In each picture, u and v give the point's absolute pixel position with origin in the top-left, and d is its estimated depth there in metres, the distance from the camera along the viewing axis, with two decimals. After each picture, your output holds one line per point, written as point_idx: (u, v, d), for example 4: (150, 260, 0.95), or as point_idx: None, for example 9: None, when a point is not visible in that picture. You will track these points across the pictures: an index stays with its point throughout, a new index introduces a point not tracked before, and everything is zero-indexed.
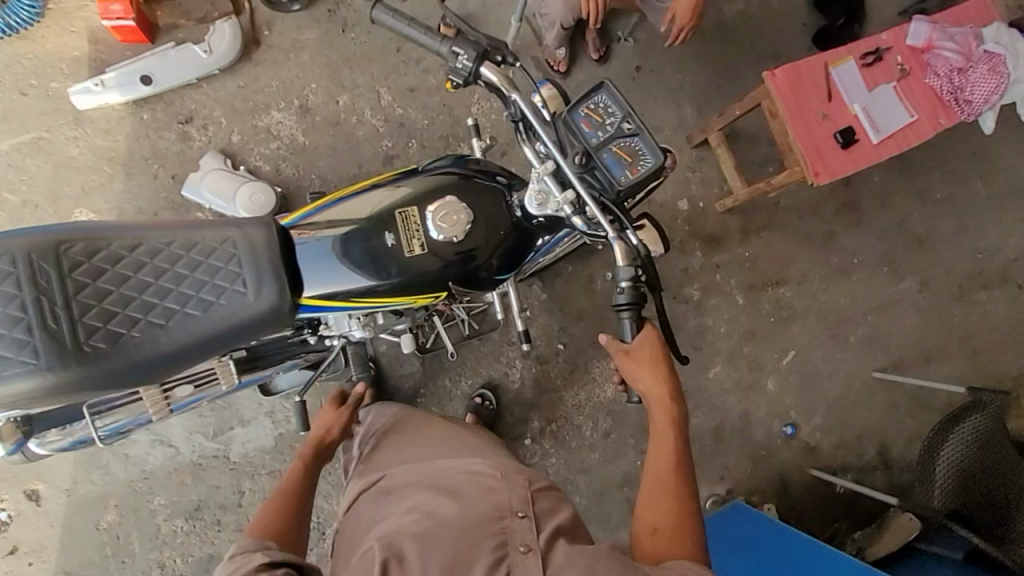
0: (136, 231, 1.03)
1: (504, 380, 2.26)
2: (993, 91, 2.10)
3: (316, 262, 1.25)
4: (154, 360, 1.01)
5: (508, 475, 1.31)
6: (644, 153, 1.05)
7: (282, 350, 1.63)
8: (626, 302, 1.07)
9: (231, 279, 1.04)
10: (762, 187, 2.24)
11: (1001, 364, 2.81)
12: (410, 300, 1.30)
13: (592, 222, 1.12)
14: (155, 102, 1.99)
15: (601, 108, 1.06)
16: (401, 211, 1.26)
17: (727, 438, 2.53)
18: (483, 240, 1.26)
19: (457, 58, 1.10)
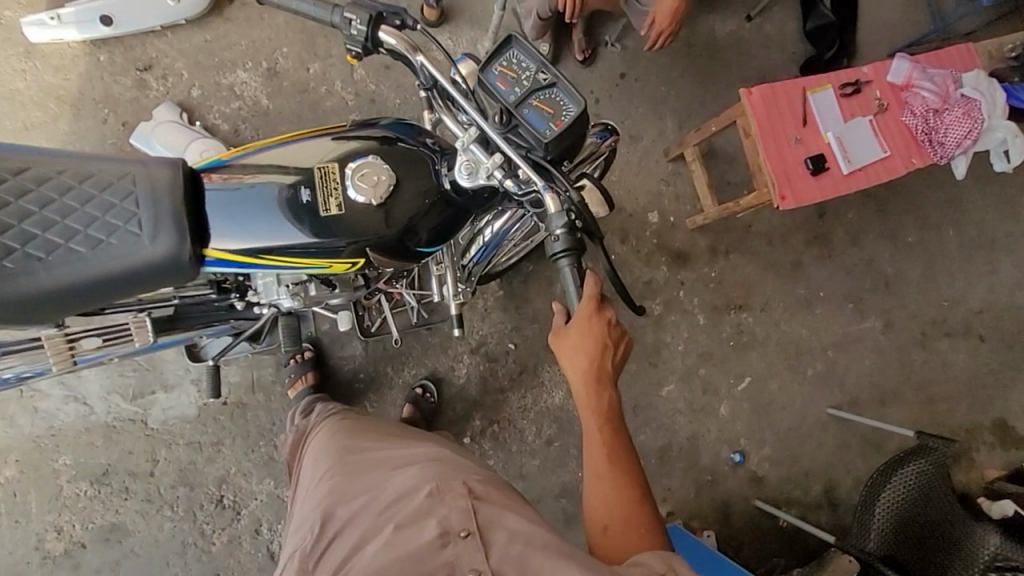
0: (28, 155, 0.96)
1: (449, 374, 2.18)
2: (966, 136, 2.10)
3: (225, 211, 1.17)
4: (25, 296, 0.92)
5: (445, 490, 1.19)
6: (565, 102, 0.99)
7: (207, 313, 1.53)
8: (563, 249, 0.98)
9: (125, 218, 0.96)
10: (731, 207, 2.21)
11: (955, 414, 2.80)
12: (325, 265, 1.24)
13: (525, 182, 1.06)
14: (114, 44, 1.92)
15: (514, 63, 1.00)
16: (321, 167, 1.19)
17: (672, 459, 2.47)
18: (407, 205, 1.19)
19: (351, 25, 1.05)
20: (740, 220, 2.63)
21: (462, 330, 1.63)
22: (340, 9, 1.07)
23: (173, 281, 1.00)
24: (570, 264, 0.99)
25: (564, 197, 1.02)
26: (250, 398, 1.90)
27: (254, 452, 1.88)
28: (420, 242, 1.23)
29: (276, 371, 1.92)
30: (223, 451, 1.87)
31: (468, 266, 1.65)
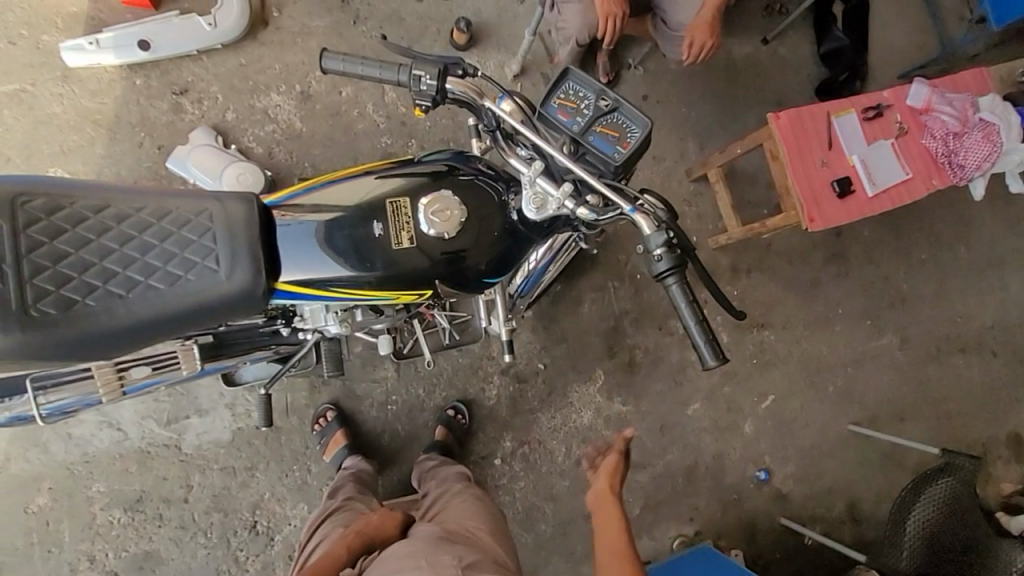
0: (105, 192, 0.97)
1: (479, 395, 2.18)
2: (986, 158, 2.16)
3: (298, 246, 1.18)
4: (107, 333, 0.93)
5: (435, 559, 1.30)
6: (630, 125, 0.97)
7: (252, 338, 1.52)
8: (669, 266, 0.92)
9: (203, 255, 0.96)
10: (757, 228, 2.24)
11: (971, 429, 2.83)
12: (393, 296, 1.25)
13: (601, 207, 1.02)
14: (150, 68, 1.92)
15: (573, 94, 0.98)
16: (392, 201, 1.20)
17: (699, 478, 2.43)
18: (476, 238, 1.20)
19: (419, 80, 0.97)
20: (761, 239, 2.66)
21: (513, 355, 1.63)
22: (402, 64, 0.98)
23: (247, 312, 1.00)
24: (676, 281, 0.92)
25: (651, 215, 0.97)
26: (283, 422, 1.90)
27: (288, 476, 1.87)
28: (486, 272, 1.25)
29: (310, 394, 1.94)
30: (257, 476, 1.85)
31: (513, 296, 1.70)
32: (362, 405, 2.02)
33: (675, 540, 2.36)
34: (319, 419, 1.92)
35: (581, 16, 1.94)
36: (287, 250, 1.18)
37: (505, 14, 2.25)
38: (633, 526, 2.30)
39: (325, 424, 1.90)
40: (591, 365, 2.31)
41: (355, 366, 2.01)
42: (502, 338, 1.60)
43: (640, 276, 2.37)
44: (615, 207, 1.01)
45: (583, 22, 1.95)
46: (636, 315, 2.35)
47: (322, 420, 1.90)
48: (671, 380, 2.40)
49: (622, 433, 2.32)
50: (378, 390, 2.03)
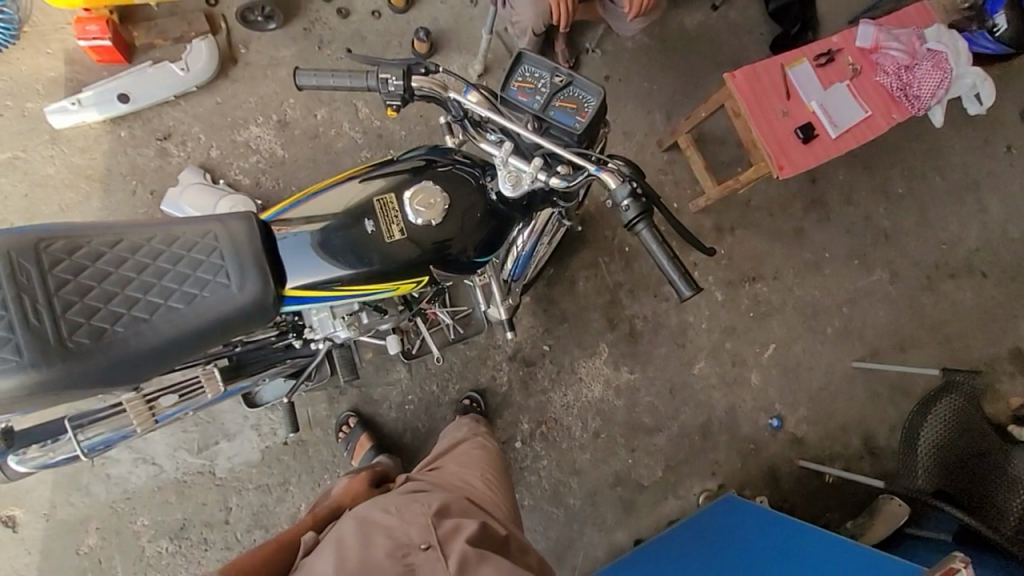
0: (117, 228, 1.09)
1: (491, 384, 2.25)
2: (939, 85, 2.24)
3: (299, 254, 1.27)
4: (138, 353, 1.05)
5: (406, 509, 1.31)
6: (585, 96, 1.05)
7: (266, 355, 1.62)
8: (637, 215, 1.00)
9: (213, 271, 1.09)
10: (732, 184, 2.32)
11: (972, 349, 2.91)
12: (393, 287, 1.33)
13: (570, 174, 1.11)
14: (132, 119, 2.01)
15: (529, 75, 1.06)
16: (379, 199, 1.29)
17: (715, 433, 2.50)
18: (461, 221, 1.29)
19: (387, 83, 1.06)
20: (739, 196, 2.75)
21: (514, 331, 1.72)
22: (370, 71, 1.07)
23: (256, 322, 1.12)
24: (646, 227, 1.00)
25: (617, 171, 1.05)
26: (308, 435, 1.98)
27: (321, 485, 1.95)
28: (477, 253, 1.33)
29: (330, 405, 2.02)
30: (291, 490, 1.93)
31: (508, 281, 1.78)
32: (381, 409, 2.09)
33: (701, 495, 2.43)
34: (342, 426, 2.00)
35: (534, 7, 2.03)
36: (289, 257, 1.26)
37: (461, 18, 2.34)
38: (658, 488, 2.39)
39: (348, 430, 1.98)
40: (594, 339, 2.39)
41: (369, 372, 2.10)
42: (502, 317, 1.68)
43: (628, 248, 2.46)
44: (583, 171, 1.09)
45: (536, 13, 2.04)
46: (629, 286, 2.45)
47: (345, 426, 1.98)
48: (672, 343, 2.49)
49: (634, 400, 2.41)
50: (394, 392, 2.11)
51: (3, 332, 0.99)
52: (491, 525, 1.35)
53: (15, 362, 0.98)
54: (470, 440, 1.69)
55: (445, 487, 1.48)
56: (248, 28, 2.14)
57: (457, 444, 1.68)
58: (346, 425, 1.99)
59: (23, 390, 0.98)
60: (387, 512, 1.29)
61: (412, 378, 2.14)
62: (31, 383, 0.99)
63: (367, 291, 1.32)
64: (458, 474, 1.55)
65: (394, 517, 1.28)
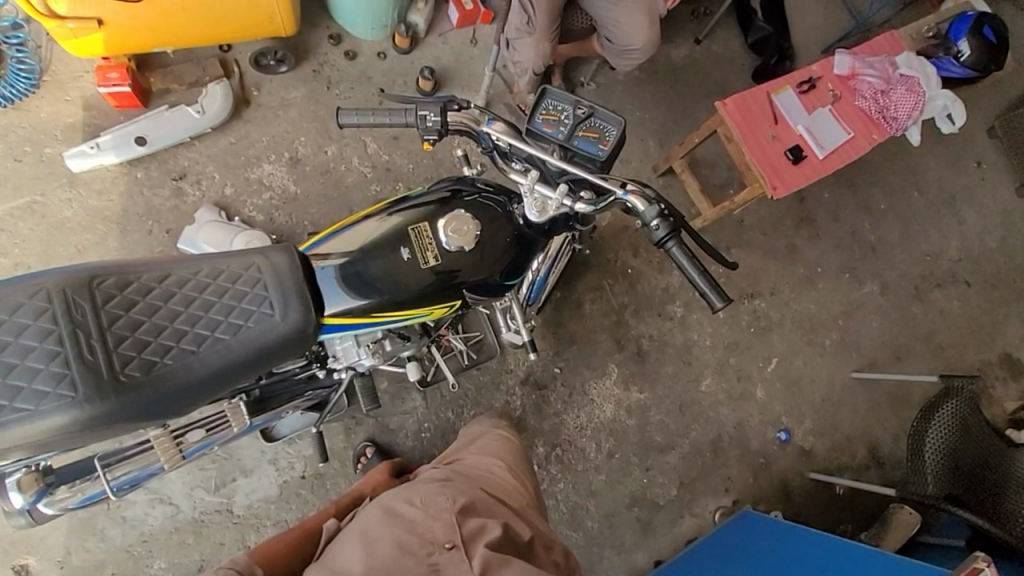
0: (164, 264, 1.15)
1: (505, 408, 2.28)
2: (914, 107, 2.40)
3: (338, 283, 1.31)
4: (186, 385, 1.10)
5: (430, 500, 1.33)
6: (606, 125, 1.13)
7: (289, 388, 1.63)
8: (666, 234, 1.07)
9: (258, 302, 1.15)
10: (728, 206, 2.42)
11: (963, 356, 3.00)
12: (426, 311, 1.38)
13: (597, 199, 1.17)
14: (148, 161, 2.06)
15: (553, 109, 1.14)
16: (413, 227, 1.34)
17: (726, 449, 2.53)
18: (490, 247, 1.35)
19: (425, 119, 1.13)
20: (733, 217, 2.86)
21: (535, 352, 1.76)
22: (407, 108, 1.14)
23: (299, 351, 1.19)
24: (675, 244, 1.08)
25: (642, 194, 1.13)
26: (326, 467, 1.97)
27: None
28: (506, 275, 1.39)
29: (347, 437, 2.03)
30: None
31: (525, 305, 1.83)
32: (398, 437, 2.10)
33: (716, 513, 2.44)
34: (360, 457, 2.00)
35: (534, 49, 2.16)
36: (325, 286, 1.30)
37: (462, 58, 2.46)
38: (674, 507, 2.40)
39: (367, 461, 1.99)
40: (603, 360, 2.44)
41: (385, 401, 2.11)
42: (523, 338, 1.72)
43: (631, 270, 2.55)
44: (609, 195, 1.16)
45: (536, 54, 2.17)
46: (634, 307, 2.53)
47: (363, 456, 2.00)
48: (679, 361, 2.55)
49: (645, 419, 2.44)
50: (410, 420, 2.12)
51: (59, 367, 1.03)
52: (513, 526, 1.36)
53: (70, 397, 1.02)
54: (488, 433, 1.80)
55: (469, 478, 1.54)
56: (259, 71, 2.23)
57: (479, 436, 1.78)
58: (363, 455, 2.00)
59: (78, 425, 1.02)
60: (413, 507, 1.31)
61: (427, 406, 2.15)
62: (85, 418, 1.02)
63: (399, 316, 1.36)
64: (478, 465, 1.63)
65: (420, 511, 1.30)
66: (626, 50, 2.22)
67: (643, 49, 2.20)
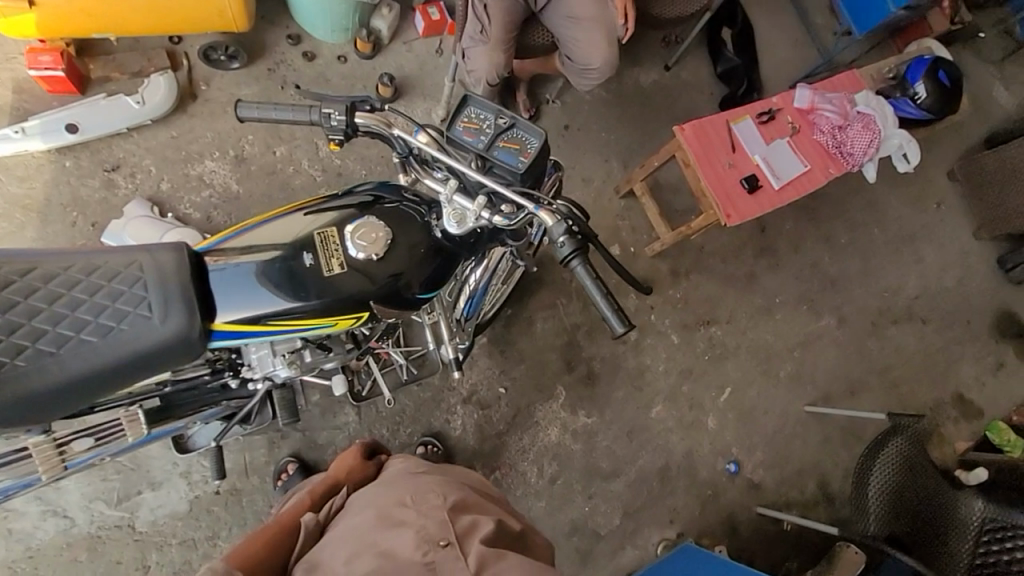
0: (34, 258, 1.13)
1: (445, 427, 2.19)
2: (870, 144, 2.42)
3: (231, 288, 1.23)
4: (39, 387, 1.08)
5: (419, 498, 1.24)
6: (528, 138, 1.08)
7: (200, 396, 1.55)
8: (571, 251, 1.02)
9: (133, 303, 1.12)
10: (684, 231, 2.40)
11: (916, 394, 3.01)
12: (330, 323, 1.30)
13: (513, 214, 1.12)
14: (79, 150, 1.97)
15: (474, 117, 1.09)
16: (319, 232, 1.28)
17: (673, 478, 2.46)
18: (403, 258, 1.29)
19: (329, 118, 1.08)
20: (694, 243, 2.84)
21: (461, 371, 1.74)
22: (313, 106, 1.09)
23: (181, 352, 1.14)
24: (581, 263, 1.02)
25: (555, 211, 1.08)
26: (243, 483, 1.88)
27: None
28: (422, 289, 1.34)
29: (270, 451, 1.93)
30: (220, 544, 1.82)
31: (460, 320, 1.77)
32: (326, 454, 1.99)
33: (659, 545, 2.36)
34: (281, 474, 1.90)
35: (489, 58, 2.14)
36: (223, 288, 1.23)
37: (426, 66, 2.42)
38: (616, 537, 2.32)
39: (287, 478, 1.88)
40: (551, 382, 2.38)
41: (314, 417, 2.01)
42: (448, 355, 1.70)
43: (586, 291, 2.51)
44: (525, 210, 1.11)
45: (491, 65, 2.14)
46: (588, 328, 2.47)
47: (284, 472, 1.89)
48: (629, 386, 2.50)
49: (591, 445, 2.37)
50: (341, 436, 2.02)
51: None
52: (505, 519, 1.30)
53: None
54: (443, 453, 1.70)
55: (450, 472, 1.45)
56: (209, 65, 2.16)
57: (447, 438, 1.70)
58: (284, 472, 1.89)
59: None
60: (401, 507, 1.22)
61: (360, 422, 2.06)
62: None
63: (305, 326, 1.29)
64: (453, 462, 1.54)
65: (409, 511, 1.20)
66: (585, 69, 2.21)
67: (601, 70, 2.19)
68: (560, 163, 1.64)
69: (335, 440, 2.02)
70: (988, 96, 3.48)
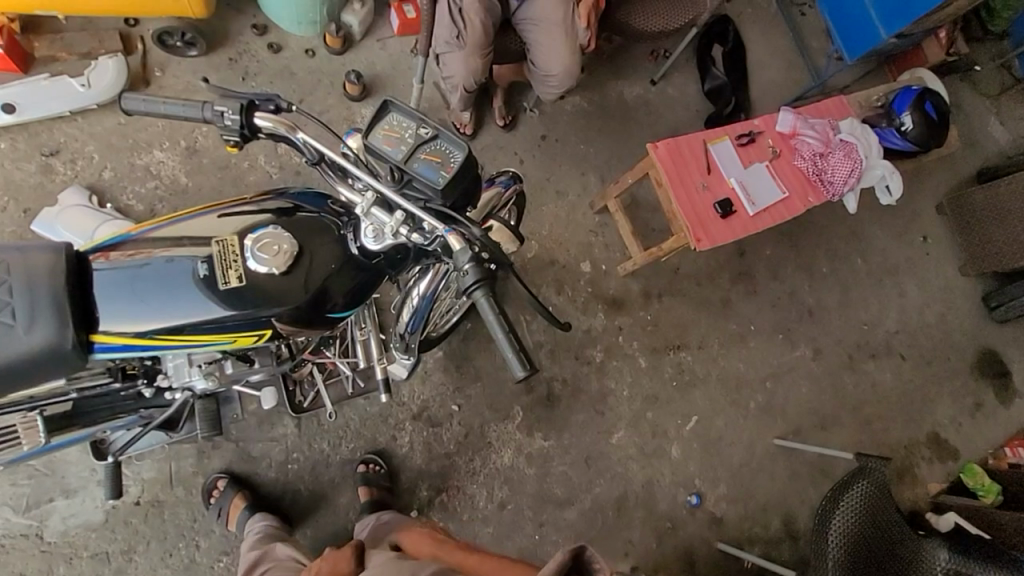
0: None
1: (391, 444, 2.07)
2: (850, 174, 2.35)
3: (119, 294, 1.19)
4: None
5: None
6: (451, 151, 1.01)
7: (113, 404, 1.45)
8: (475, 280, 0.92)
9: (1, 309, 1.11)
10: (656, 253, 2.32)
11: (890, 432, 2.92)
12: (229, 340, 1.25)
13: (430, 233, 1.04)
14: (17, 131, 1.89)
15: (396, 125, 1.01)
16: (218, 241, 1.19)
17: (630, 509, 2.37)
18: (315, 274, 1.22)
19: (222, 117, 1.01)
20: (669, 264, 2.76)
21: (387, 396, 1.61)
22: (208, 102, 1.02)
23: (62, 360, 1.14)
24: (486, 295, 0.92)
25: (470, 235, 1.00)
26: (166, 495, 1.79)
27: (172, 555, 1.76)
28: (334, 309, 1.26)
29: (198, 462, 1.84)
30: (135, 559, 1.74)
31: (403, 334, 1.65)
32: (260, 467, 1.90)
33: None
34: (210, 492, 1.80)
35: (465, 64, 2.03)
36: (106, 296, 1.19)
37: (398, 66, 2.33)
38: None
39: (218, 495, 1.78)
40: (508, 401, 2.28)
41: (249, 427, 1.91)
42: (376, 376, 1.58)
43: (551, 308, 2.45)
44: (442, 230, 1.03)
45: (467, 69, 2.03)
46: (550, 347, 2.41)
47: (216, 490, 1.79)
48: (591, 409, 2.41)
49: (546, 470, 2.27)
50: (277, 448, 1.93)
51: None
52: None
53: None
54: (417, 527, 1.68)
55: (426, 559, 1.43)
56: (166, 51, 2.07)
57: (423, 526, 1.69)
58: (217, 488, 1.80)
59: None
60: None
61: (299, 435, 1.95)
62: None
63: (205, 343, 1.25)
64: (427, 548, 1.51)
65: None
66: (544, 76, 2.13)
67: (560, 78, 2.11)
68: (517, 176, 1.55)
69: (270, 453, 1.92)
70: (981, 131, 3.42)
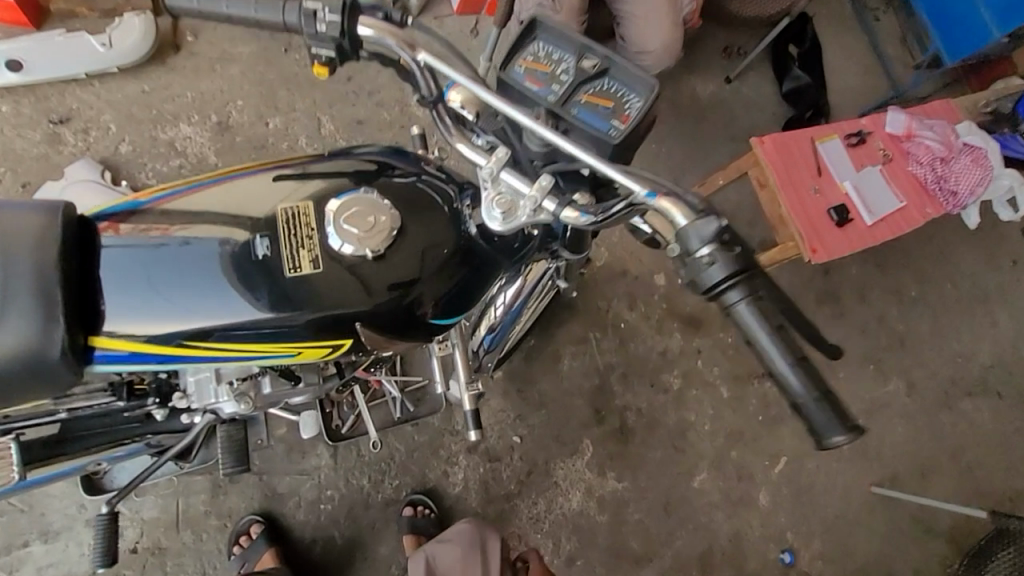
0: None
1: (442, 483, 1.73)
2: (977, 183, 2.03)
3: (134, 281, 0.89)
4: None
5: None
6: (624, 91, 0.73)
7: (114, 427, 1.13)
8: (725, 275, 0.73)
9: None
10: (751, 264, 1.98)
11: (998, 483, 2.54)
12: (287, 351, 0.94)
13: (596, 208, 0.79)
14: (22, 93, 1.63)
15: (544, 56, 0.74)
16: (287, 212, 0.91)
17: (714, 567, 2.02)
18: (404, 265, 0.92)
19: (317, 20, 0.82)
20: None
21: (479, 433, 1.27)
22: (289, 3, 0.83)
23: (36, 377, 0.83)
24: (740, 293, 0.73)
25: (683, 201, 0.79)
26: (171, 541, 1.46)
27: None
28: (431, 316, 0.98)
29: (213, 499, 1.49)
30: None
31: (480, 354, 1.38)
32: (287, 507, 1.55)
33: None
34: (240, 538, 1.48)
35: None
36: (120, 285, 0.88)
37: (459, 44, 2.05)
38: None
39: (247, 544, 1.45)
40: (576, 434, 1.93)
41: (276, 458, 1.56)
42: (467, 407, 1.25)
43: (624, 325, 2.13)
44: (622, 198, 0.80)
45: None
46: (623, 369, 2.07)
47: (243, 539, 1.46)
48: (669, 446, 2.06)
49: (620, 518, 1.92)
50: (309, 484, 1.58)
51: None
52: None
53: None
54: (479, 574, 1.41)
55: None
56: None
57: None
58: (246, 536, 1.47)
59: None
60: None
61: (335, 469, 1.60)
62: None
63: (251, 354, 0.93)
64: None
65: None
66: (638, 53, 1.82)
67: (656, 55, 1.82)
68: None
69: (299, 490, 1.57)
70: None
